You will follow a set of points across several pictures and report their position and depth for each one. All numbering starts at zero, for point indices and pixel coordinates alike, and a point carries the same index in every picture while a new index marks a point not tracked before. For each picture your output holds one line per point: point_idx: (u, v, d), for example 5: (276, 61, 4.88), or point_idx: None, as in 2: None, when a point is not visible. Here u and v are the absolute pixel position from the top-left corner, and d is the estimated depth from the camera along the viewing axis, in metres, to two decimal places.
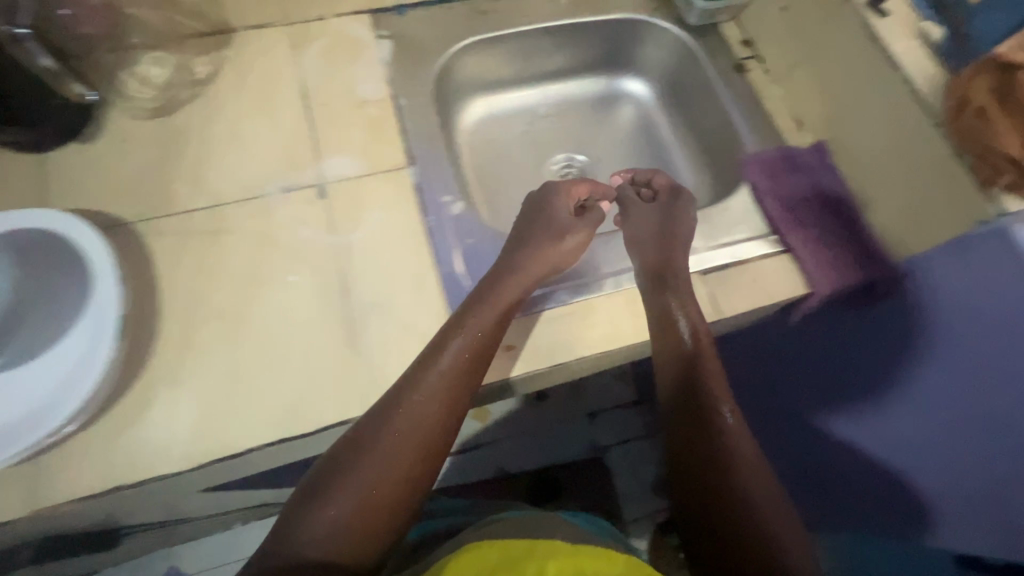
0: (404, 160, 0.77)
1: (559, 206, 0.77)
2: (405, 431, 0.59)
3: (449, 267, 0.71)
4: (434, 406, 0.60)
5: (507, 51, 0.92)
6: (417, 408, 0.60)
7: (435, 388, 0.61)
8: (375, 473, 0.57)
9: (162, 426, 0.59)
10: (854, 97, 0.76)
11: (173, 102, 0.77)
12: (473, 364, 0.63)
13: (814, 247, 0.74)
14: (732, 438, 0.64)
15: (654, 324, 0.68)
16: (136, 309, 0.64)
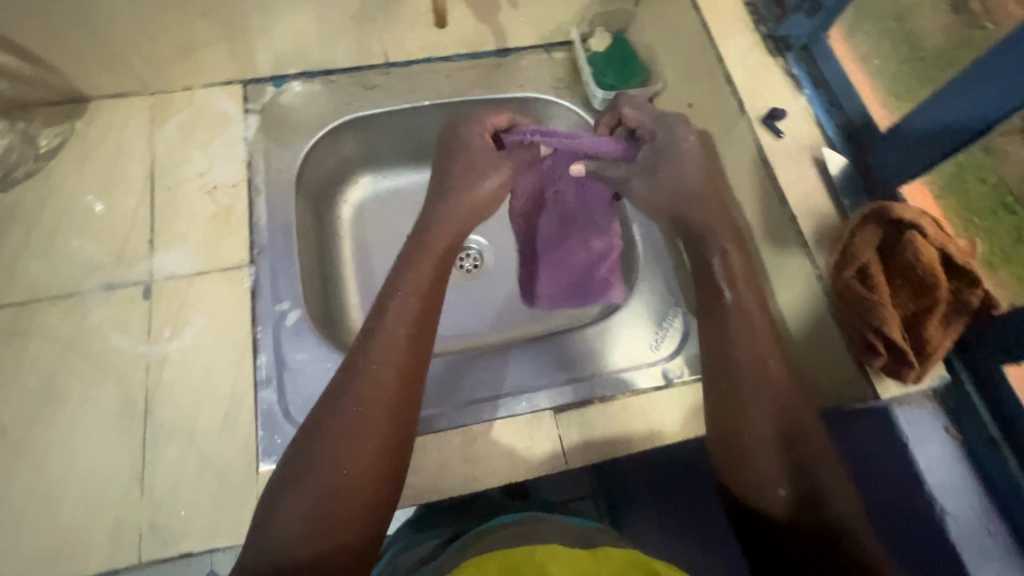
0: (246, 258, 0.71)
1: (472, 140, 0.68)
2: (358, 399, 0.53)
3: (269, 389, 0.64)
4: (388, 368, 0.55)
5: (396, 126, 0.85)
6: (374, 372, 0.54)
7: (383, 352, 0.56)
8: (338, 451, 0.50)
9: None
10: None
11: (7, 179, 0.71)
12: (420, 318, 0.59)
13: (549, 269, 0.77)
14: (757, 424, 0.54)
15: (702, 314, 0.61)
16: None
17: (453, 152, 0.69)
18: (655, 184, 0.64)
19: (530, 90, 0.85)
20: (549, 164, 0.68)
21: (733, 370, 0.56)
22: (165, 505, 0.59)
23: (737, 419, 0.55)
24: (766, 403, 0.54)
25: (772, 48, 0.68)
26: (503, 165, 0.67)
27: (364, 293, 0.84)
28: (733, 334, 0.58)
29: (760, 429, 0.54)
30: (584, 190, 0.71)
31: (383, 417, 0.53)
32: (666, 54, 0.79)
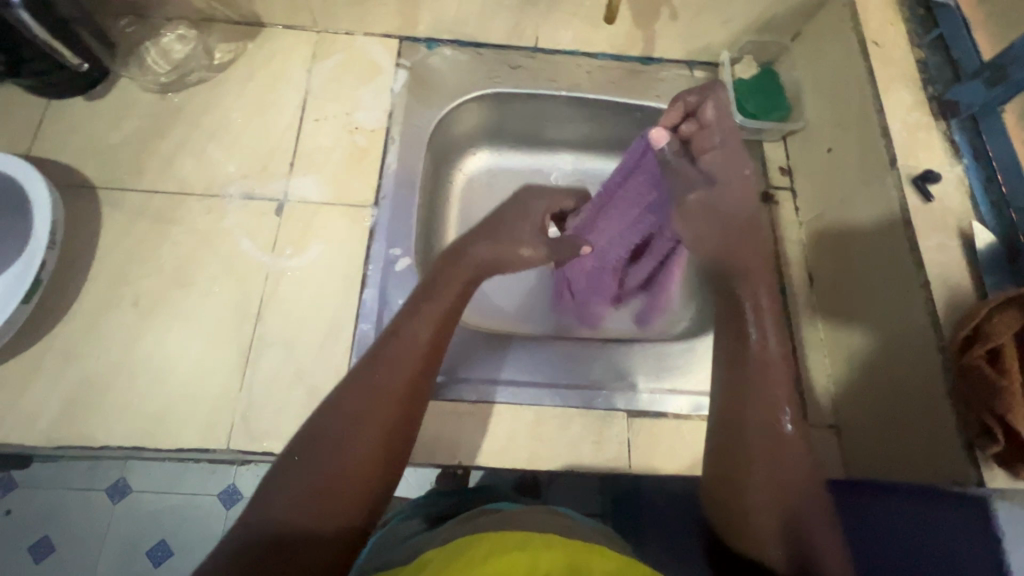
0: (370, 199, 0.75)
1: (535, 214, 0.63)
2: (375, 394, 0.48)
3: (369, 325, 0.68)
4: (408, 366, 0.50)
5: (527, 109, 0.87)
6: (393, 368, 0.50)
7: (408, 349, 0.51)
8: (345, 438, 0.46)
9: (36, 398, 0.61)
10: (863, 276, 0.67)
11: (182, 81, 0.78)
12: (445, 323, 0.55)
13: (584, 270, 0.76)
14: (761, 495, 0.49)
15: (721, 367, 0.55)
16: (63, 274, 0.66)
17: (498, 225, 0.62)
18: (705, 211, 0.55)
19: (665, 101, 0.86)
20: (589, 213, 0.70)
21: (735, 431, 0.51)
22: (258, 405, 0.63)
23: (735, 481, 0.50)
24: (772, 465, 0.49)
25: (936, 111, 0.66)
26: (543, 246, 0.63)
27: None
28: (734, 388, 0.53)
29: (762, 494, 0.49)
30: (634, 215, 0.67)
31: (393, 410, 0.48)
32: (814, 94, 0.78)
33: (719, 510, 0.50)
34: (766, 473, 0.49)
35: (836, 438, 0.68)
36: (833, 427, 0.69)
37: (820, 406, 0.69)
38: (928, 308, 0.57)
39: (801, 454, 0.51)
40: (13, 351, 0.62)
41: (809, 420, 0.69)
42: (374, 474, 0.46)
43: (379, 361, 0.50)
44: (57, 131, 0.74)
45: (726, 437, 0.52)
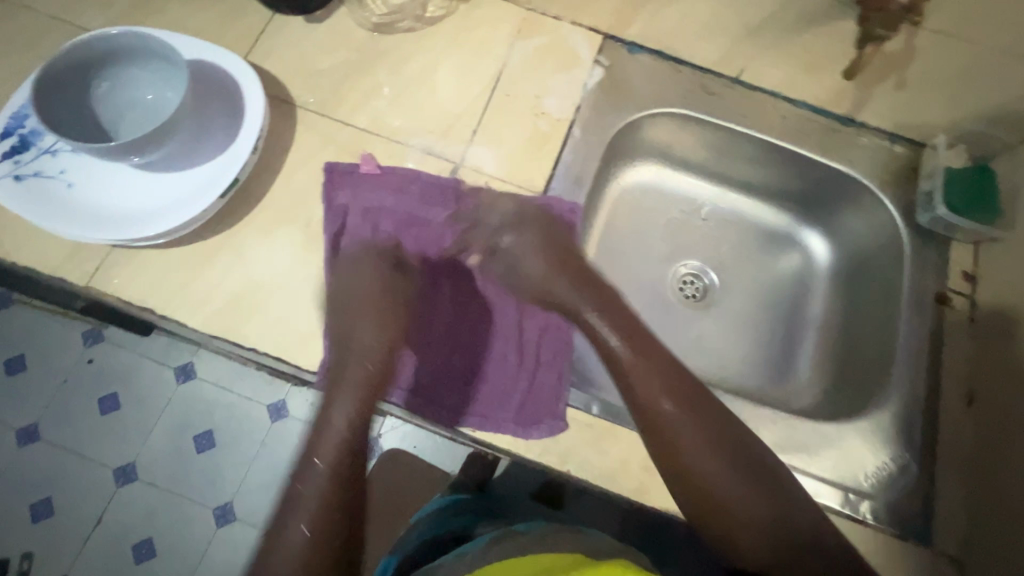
0: (541, 187, 0.75)
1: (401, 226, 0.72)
2: (345, 386, 0.60)
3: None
4: (353, 396, 0.60)
5: (708, 140, 0.86)
6: (333, 415, 0.59)
7: (359, 378, 0.61)
8: (310, 476, 0.55)
9: (206, 284, 0.65)
10: None
11: (392, 25, 0.80)
12: (387, 342, 0.64)
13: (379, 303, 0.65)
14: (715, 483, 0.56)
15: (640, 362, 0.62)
16: (252, 179, 0.70)
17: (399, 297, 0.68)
18: (524, 250, 0.72)
19: (855, 168, 0.81)
20: (389, 259, 0.70)
21: (681, 451, 0.57)
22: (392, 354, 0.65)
23: (711, 484, 0.56)
24: (739, 467, 0.57)
25: None
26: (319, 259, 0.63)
27: (601, 260, 0.89)
28: (643, 390, 0.60)
29: (740, 500, 0.55)
30: (433, 191, 0.72)
31: (343, 445, 0.57)
32: None
33: (701, 519, 0.56)
34: (707, 460, 0.57)
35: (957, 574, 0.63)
36: (955, 560, 0.64)
37: (947, 534, 0.65)
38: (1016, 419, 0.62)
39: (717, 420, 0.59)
40: (197, 238, 0.66)
41: (929, 543, 0.65)
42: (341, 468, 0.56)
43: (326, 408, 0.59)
44: (273, 44, 0.77)
45: (678, 447, 0.57)
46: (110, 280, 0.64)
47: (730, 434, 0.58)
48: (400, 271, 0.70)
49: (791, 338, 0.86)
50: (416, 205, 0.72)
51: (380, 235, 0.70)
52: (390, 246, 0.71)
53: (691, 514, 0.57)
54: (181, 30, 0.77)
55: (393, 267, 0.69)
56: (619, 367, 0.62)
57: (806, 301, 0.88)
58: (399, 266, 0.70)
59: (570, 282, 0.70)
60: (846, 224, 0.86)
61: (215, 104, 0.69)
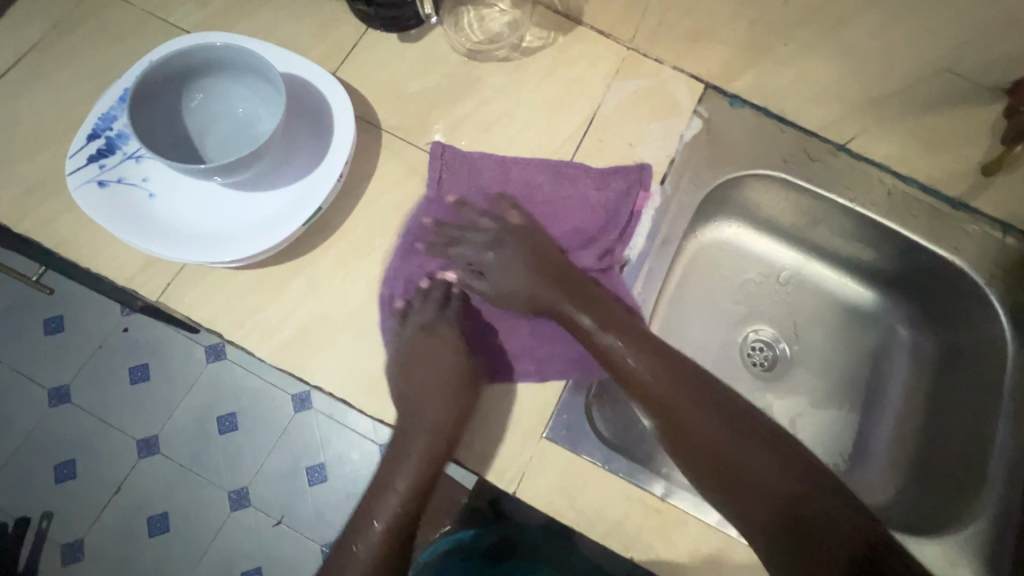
0: (625, 243, 0.72)
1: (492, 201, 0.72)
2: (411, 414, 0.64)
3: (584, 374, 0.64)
4: (422, 440, 0.64)
5: (802, 207, 0.81)
6: (403, 469, 0.66)
7: (432, 420, 0.64)
8: (386, 515, 0.65)
9: (276, 312, 0.63)
10: None
11: (487, 52, 0.77)
12: (444, 398, 0.65)
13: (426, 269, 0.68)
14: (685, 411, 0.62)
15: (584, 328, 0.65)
16: (332, 205, 0.67)
17: (426, 347, 0.67)
18: (507, 263, 0.69)
19: (960, 257, 0.75)
20: (418, 309, 0.68)
21: (683, 419, 0.62)
22: None
23: (724, 451, 0.60)
24: (731, 428, 0.62)
25: None
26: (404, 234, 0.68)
27: (667, 317, 0.84)
28: (647, 384, 0.63)
29: (754, 473, 0.59)
30: (434, 215, 0.70)
31: (412, 496, 0.66)
32: None
33: (716, 485, 0.60)
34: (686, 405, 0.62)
35: None
36: None
37: None
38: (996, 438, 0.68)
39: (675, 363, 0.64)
40: (273, 262, 0.64)
41: None
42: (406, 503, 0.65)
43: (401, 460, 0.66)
44: (365, 60, 0.75)
45: (681, 418, 0.62)
46: (182, 297, 0.62)
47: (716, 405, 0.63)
48: (428, 300, 0.69)
49: (862, 425, 0.82)
50: (422, 236, 0.68)
51: (402, 279, 0.67)
52: (416, 295, 0.68)
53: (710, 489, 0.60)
54: (273, 36, 0.75)
55: (423, 311, 0.68)
56: (609, 361, 0.64)
57: (882, 387, 0.83)
58: (430, 310, 0.68)
59: (551, 283, 0.67)
60: (941, 311, 0.80)
61: (304, 124, 0.66)
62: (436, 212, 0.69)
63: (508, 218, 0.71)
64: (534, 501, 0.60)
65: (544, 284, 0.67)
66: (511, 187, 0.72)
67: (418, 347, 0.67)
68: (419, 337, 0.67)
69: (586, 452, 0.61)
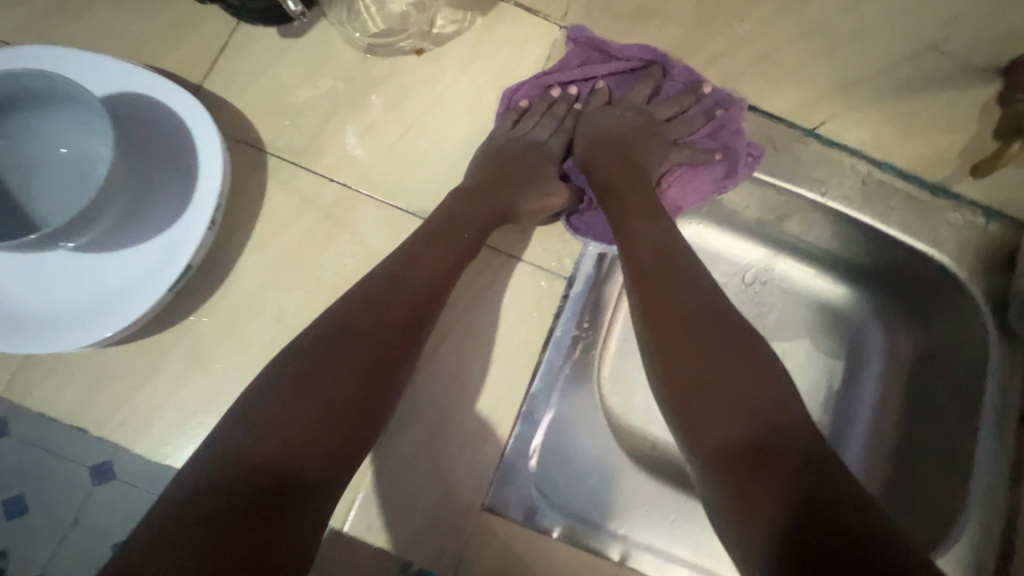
0: (567, 269, 0.61)
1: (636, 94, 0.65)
2: (392, 274, 0.46)
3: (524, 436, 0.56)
4: (399, 285, 0.45)
5: (766, 200, 0.72)
6: (355, 310, 0.43)
7: (418, 268, 0.48)
8: (259, 392, 0.39)
9: (151, 396, 0.52)
10: None
11: (391, 45, 0.63)
12: (441, 235, 0.51)
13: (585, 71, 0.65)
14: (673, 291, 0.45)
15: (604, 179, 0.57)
16: (211, 256, 0.56)
17: (513, 164, 0.59)
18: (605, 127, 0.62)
19: (940, 250, 0.68)
20: (538, 117, 0.63)
21: (689, 331, 0.43)
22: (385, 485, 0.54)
23: (726, 363, 0.40)
24: (756, 376, 0.39)
25: None
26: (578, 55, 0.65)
27: None
28: (645, 248, 0.50)
29: (754, 393, 0.39)
30: (607, 68, 0.65)
31: (370, 331, 0.41)
32: None
33: (697, 431, 0.39)
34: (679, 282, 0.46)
35: None
36: None
37: None
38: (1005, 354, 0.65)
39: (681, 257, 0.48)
40: (143, 335, 0.53)
41: None
42: (314, 376, 0.40)
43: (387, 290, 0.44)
44: (239, 65, 0.61)
45: (689, 328, 0.43)
46: (33, 389, 0.51)
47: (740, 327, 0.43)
48: (554, 107, 0.64)
49: (839, 438, 0.75)
50: (603, 63, 0.65)
51: (543, 75, 0.64)
52: (541, 104, 0.64)
53: (682, 415, 0.40)
54: (119, 42, 0.60)
55: (538, 115, 0.63)
56: (638, 265, 0.49)
57: (858, 393, 0.76)
58: (540, 119, 0.63)
59: (624, 176, 0.56)
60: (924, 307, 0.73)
61: (161, 159, 0.54)
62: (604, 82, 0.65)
63: (633, 99, 0.64)
64: None
65: (613, 174, 0.57)
66: (681, 88, 0.66)
67: (513, 156, 0.60)
68: (509, 138, 0.61)
69: (533, 522, 0.54)
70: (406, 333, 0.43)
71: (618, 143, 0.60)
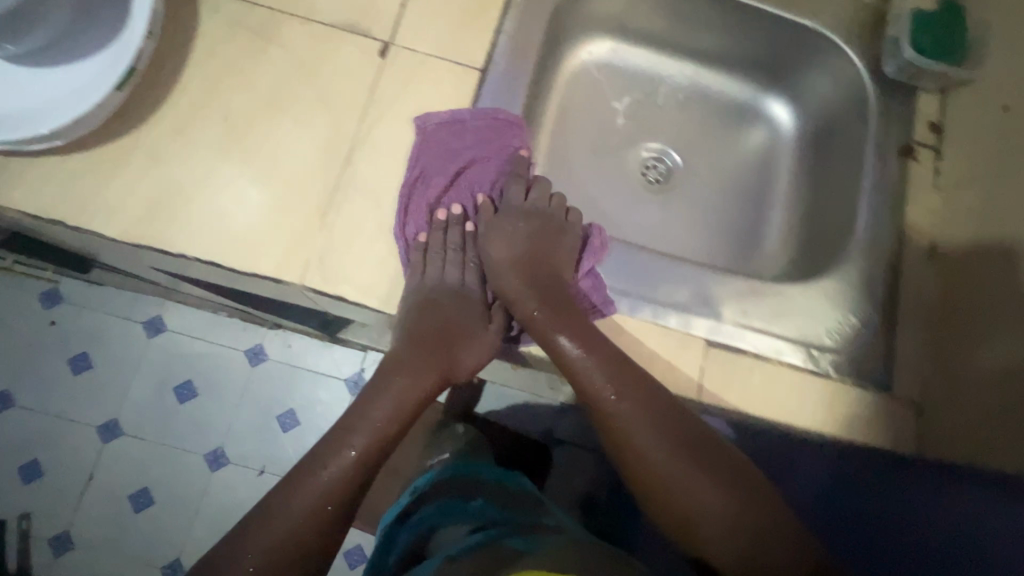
0: (480, 63, 0.68)
1: (506, 195, 0.69)
2: (370, 399, 0.58)
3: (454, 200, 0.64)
4: (385, 400, 0.57)
5: (664, 5, 0.79)
6: (359, 428, 0.55)
7: (399, 398, 0.58)
8: (276, 518, 0.50)
9: (121, 191, 0.60)
10: (995, 246, 0.63)
11: None
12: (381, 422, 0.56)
13: (443, 174, 0.66)
14: (608, 419, 0.56)
15: (517, 278, 0.65)
16: (156, 72, 0.62)
17: (439, 313, 0.63)
18: (501, 228, 0.67)
19: (819, 21, 0.75)
20: (440, 254, 0.65)
21: (647, 465, 0.54)
22: (336, 249, 0.61)
23: (676, 482, 0.53)
24: (703, 471, 0.53)
25: None
26: (439, 184, 0.67)
27: (552, 150, 0.83)
28: (588, 379, 0.57)
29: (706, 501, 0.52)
30: (453, 144, 0.66)
31: (340, 483, 0.53)
32: (1006, 45, 0.67)
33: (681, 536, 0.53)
34: (611, 404, 0.56)
35: (915, 415, 0.65)
36: (916, 402, 0.65)
37: (906, 380, 0.66)
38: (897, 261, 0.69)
39: (641, 378, 0.57)
40: (106, 141, 0.60)
41: (892, 390, 0.65)
42: (311, 503, 0.51)
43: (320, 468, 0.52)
44: None
45: (648, 464, 0.54)
46: (15, 191, 0.58)
47: (737, 476, 0.53)
48: (448, 227, 0.67)
49: (758, 215, 0.83)
50: (449, 161, 0.66)
51: (424, 208, 0.65)
52: (438, 232, 0.66)
53: (665, 521, 0.54)
54: None
55: (443, 261, 0.65)
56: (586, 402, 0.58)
57: (770, 174, 0.85)
58: (441, 253, 0.65)
59: (549, 312, 0.61)
60: (815, 84, 0.81)
61: None
62: (476, 177, 0.70)
63: (512, 199, 0.69)
64: None
65: (541, 301, 0.62)
66: (510, 139, 0.68)
67: (445, 313, 0.63)
68: (430, 283, 0.63)
69: None
70: (365, 462, 0.55)
71: (525, 260, 0.65)
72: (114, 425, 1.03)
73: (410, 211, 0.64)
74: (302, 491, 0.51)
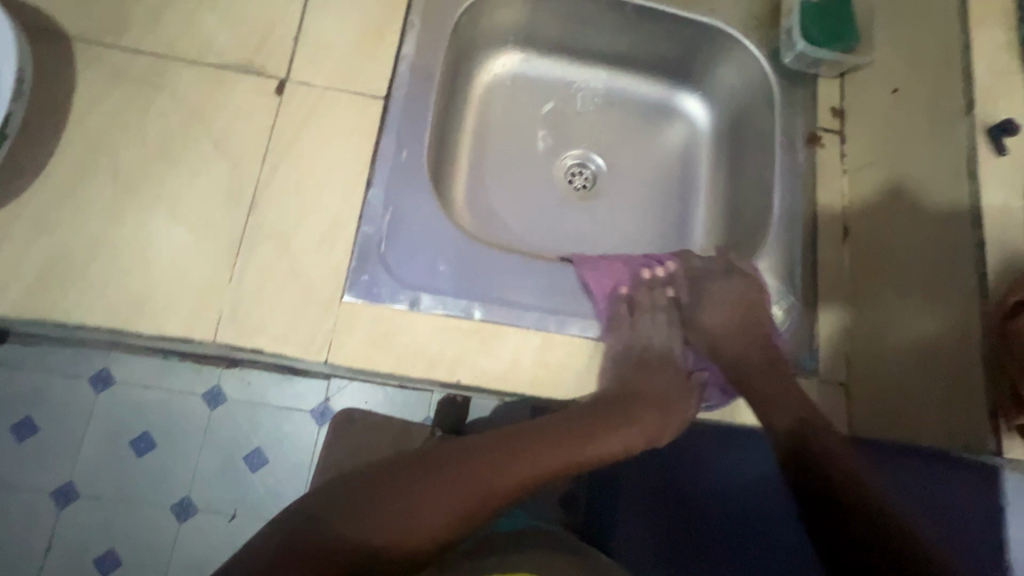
0: (381, 91, 0.67)
1: (714, 291, 0.69)
2: (561, 439, 0.55)
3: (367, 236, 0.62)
4: (566, 448, 0.54)
5: (569, 14, 0.79)
6: (529, 459, 0.52)
7: (560, 457, 0.54)
8: (407, 507, 0.46)
9: (5, 262, 0.56)
10: (898, 225, 0.64)
11: None
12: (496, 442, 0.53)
13: (610, 262, 0.69)
14: (839, 480, 0.56)
15: (763, 361, 0.65)
16: (32, 133, 0.59)
17: (648, 367, 0.66)
18: (718, 296, 0.68)
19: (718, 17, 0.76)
20: (648, 312, 0.70)
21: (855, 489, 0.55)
22: (248, 299, 0.59)
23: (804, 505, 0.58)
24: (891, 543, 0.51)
25: None
26: (671, 285, 0.72)
27: (473, 167, 0.82)
28: (817, 434, 0.59)
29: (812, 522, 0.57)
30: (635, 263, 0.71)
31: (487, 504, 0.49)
32: (892, 29, 0.70)
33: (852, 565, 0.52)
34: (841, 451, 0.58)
35: (844, 396, 0.66)
36: (843, 384, 0.67)
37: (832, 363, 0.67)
38: (810, 247, 0.71)
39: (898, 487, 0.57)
40: None
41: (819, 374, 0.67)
42: (454, 516, 0.47)
43: (465, 471, 0.49)
44: None
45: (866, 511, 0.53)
46: None
47: (887, 501, 0.54)
48: (653, 288, 0.71)
49: (684, 212, 0.85)
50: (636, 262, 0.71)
51: (625, 268, 0.69)
52: (644, 290, 0.70)
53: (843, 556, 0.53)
54: None
55: (643, 322, 0.69)
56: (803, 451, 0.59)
57: (692, 168, 0.86)
58: (651, 313, 0.70)
59: (763, 366, 0.64)
60: (722, 79, 0.82)
61: None
62: (671, 265, 0.72)
63: (714, 269, 0.70)
64: (347, 362, 0.59)
65: (761, 356, 0.65)
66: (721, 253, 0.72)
67: (643, 356, 0.67)
68: (637, 341, 0.67)
69: (392, 300, 0.60)
70: (516, 490, 0.51)
71: (757, 331, 0.66)
72: (70, 490, 0.89)
73: (589, 267, 0.66)
74: (455, 480, 0.49)
